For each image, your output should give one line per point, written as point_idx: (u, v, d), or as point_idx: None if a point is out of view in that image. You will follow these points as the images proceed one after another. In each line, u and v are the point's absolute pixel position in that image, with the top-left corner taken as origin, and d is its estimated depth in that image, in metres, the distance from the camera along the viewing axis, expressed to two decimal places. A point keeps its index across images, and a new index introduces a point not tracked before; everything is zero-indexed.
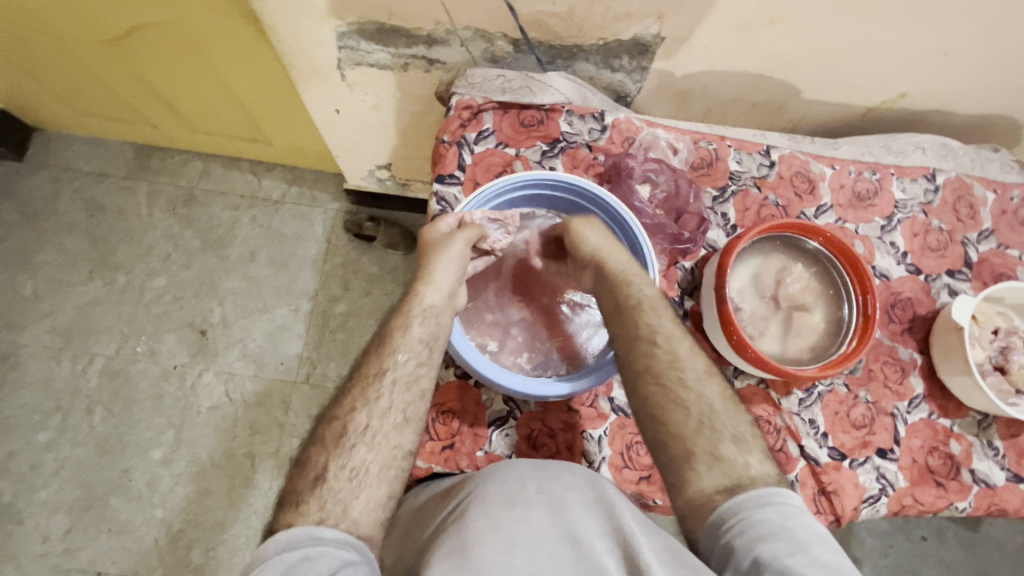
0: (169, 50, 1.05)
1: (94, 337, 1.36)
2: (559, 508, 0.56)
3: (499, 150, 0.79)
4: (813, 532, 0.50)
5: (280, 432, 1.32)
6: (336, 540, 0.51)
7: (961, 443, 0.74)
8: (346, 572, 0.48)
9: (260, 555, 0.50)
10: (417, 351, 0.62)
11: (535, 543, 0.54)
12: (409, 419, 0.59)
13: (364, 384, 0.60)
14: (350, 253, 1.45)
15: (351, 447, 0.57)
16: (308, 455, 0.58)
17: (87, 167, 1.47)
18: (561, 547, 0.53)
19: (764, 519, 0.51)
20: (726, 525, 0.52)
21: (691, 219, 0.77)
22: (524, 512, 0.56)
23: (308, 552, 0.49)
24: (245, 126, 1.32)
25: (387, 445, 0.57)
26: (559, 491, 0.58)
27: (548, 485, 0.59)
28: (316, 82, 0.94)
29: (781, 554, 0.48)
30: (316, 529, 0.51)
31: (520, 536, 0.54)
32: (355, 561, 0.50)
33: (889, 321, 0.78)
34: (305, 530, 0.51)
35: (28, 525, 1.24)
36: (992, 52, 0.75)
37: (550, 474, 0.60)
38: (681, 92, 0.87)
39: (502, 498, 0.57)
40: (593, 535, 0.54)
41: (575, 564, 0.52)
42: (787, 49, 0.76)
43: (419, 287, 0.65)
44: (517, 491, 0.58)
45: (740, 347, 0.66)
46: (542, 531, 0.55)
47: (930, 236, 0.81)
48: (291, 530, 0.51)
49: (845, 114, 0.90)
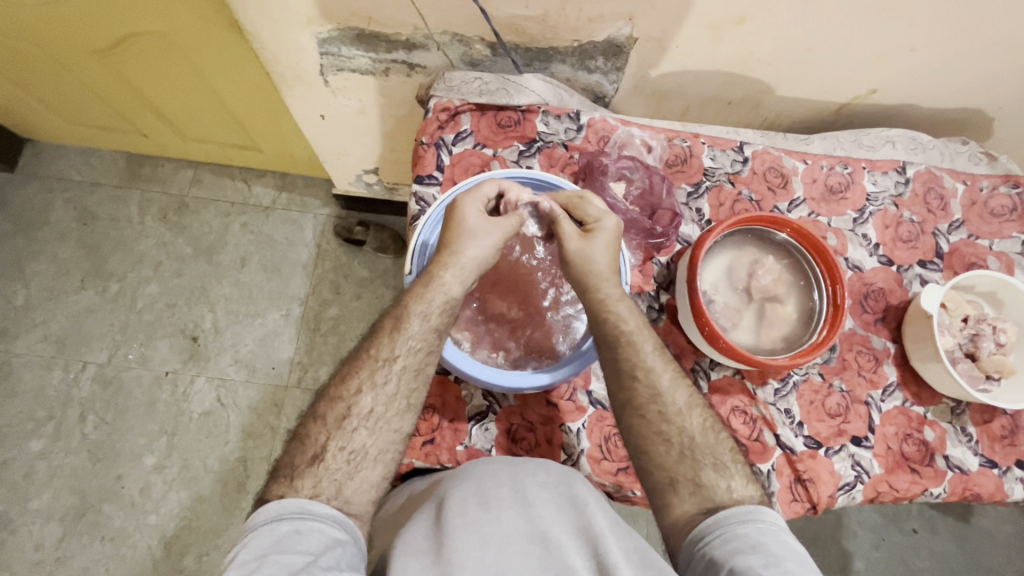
0: (157, 58, 1.06)
1: (87, 345, 1.37)
2: (532, 506, 0.58)
3: (477, 150, 0.81)
4: (789, 549, 0.52)
5: (272, 436, 1.33)
6: (326, 516, 0.54)
7: (935, 429, 0.75)
8: (334, 551, 0.51)
9: (252, 524, 0.53)
10: (429, 339, 0.63)
11: (508, 541, 0.54)
12: (413, 405, 0.62)
13: (372, 367, 0.62)
14: (340, 258, 1.47)
15: (353, 429, 0.60)
16: (307, 429, 0.61)
17: (79, 177, 1.49)
18: (531, 545, 0.54)
19: (743, 534, 0.53)
20: (706, 539, 0.54)
21: (665, 214, 0.78)
22: (497, 510, 0.57)
23: (299, 525, 0.53)
24: (234, 133, 1.33)
25: (388, 429, 0.61)
26: (533, 490, 0.60)
27: (522, 483, 0.60)
28: (300, 88, 0.95)
29: (754, 565, 0.50)
30: (309, 503, 0.54)
31: (493, 534, 0.55)
32: (343, 541, 0.53)
33: (863, 311, 0.79)
34: (298, 502, 0.54)
35: (22, 533, 1.24)
36: (956, 47, 0.76)
37: (524, 472, 0.62)
38: (657, 92, 0.89)
39: (476, 497, 0.58)
40: (563, 533, 0.56)
41: (544, 561, 0.53)
42: (757, 47, 0.78)
43: (439, 272, 0.65)
44: (491, 490, 0.59)
45: (712, 337, 0.68)
46: (514, 528, 0.55)
47: (901, 227, 0.83)
48: (284, 500, 0.54)
49: (819, 111, 0.92)
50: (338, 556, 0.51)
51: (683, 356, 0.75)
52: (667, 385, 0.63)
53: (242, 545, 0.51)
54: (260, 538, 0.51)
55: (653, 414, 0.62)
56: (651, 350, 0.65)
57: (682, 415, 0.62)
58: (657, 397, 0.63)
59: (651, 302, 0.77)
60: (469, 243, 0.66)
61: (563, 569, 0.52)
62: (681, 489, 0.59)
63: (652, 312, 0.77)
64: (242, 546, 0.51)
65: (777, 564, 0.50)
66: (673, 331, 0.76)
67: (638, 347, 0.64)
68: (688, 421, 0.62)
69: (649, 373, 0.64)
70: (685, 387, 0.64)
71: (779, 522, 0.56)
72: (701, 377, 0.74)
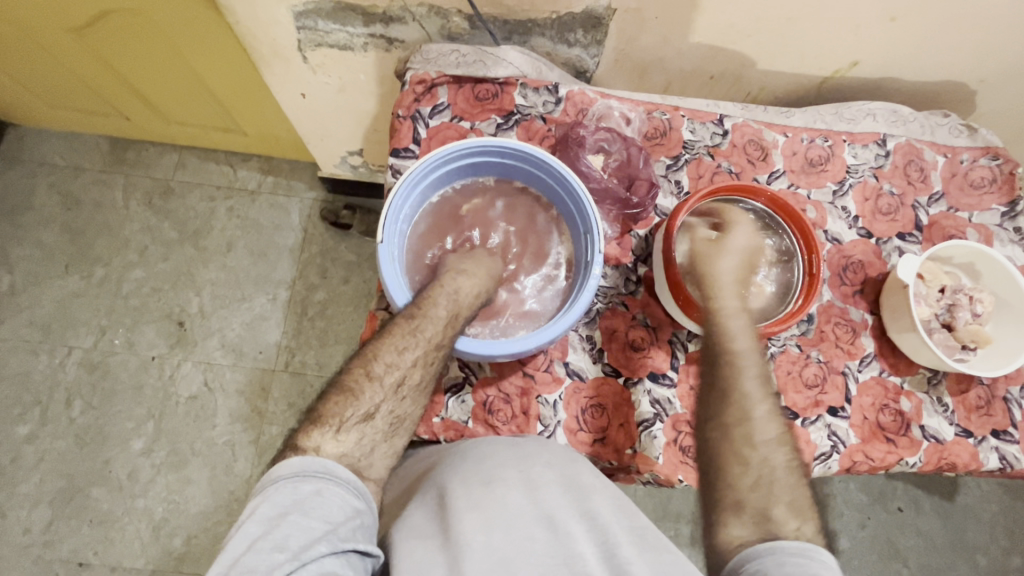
0: (135, 36, 1.04)
1: (72, 330, 1.36)
2: (537, 489, 0.58)
3: (454, 124, 0.80)
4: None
5: (260, 420, 1.33)
6: (347, 483, 0.54)
7: (911, 400, 0.76)
8: (352, 523, 0.52)
9: (270, 478, 0.53)
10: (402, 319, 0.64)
11: (513, 522, 0.55)
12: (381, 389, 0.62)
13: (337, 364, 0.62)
14: (327, 242, 1.46)
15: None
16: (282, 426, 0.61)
17: (62, 162, 1.47)
18: (537, 528, 0.55)
19: (800, 563, 0.52)
20: (758, 560, 0.53)
21: (642, 184, 0.77)
22: (501, 491, 0.57)
23: (322, 486, 0.52)
24: (217, 115, 1.32)
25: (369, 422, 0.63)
26: (538, 471, 0.60)
27: (526, 463, 0.61)
28: (278, 64, 0.94)
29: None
30: (333, 465, 0.54)
31: (498, 516, 0.55)
32: (359, 511, 0.54)
33: (841, 283, 0.79)
34: (322, 462, 0.54)
35: (10, 517, 1.24)
36: (935, 17, 0.76)
37: (527, 454, 0.62)
38: (638, 66, 0.88)
39: (477, 477, 0.58)
40: (569, 517, 0.57)
41: (551, 546, 0.54)
42: (736, 19, 0.77)
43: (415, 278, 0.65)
44: (494, 471, 0.59)
45: (688, 305, 0.69)
46: (520, 510, 0.56)
47: (881, 200, 0.83)
48: (307, 457, 0.54)
49: (801, 85, 0.91)
50: (355, 528, 0.52)
51: (660, 329, 0.75)
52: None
53: (262, 498, 0.51)
54: (281, 495, 0.51)
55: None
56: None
57: None
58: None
59: (628, 275, 0.77)
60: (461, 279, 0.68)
61: (571, 556, 0.53)
62: None
63: (629, 285, 0.77)
64: (263, 501, 0.51)
65: None
66: (651, 304, 0.76)
67: None
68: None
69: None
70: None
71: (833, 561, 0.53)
72: (678, 350, 0.74)
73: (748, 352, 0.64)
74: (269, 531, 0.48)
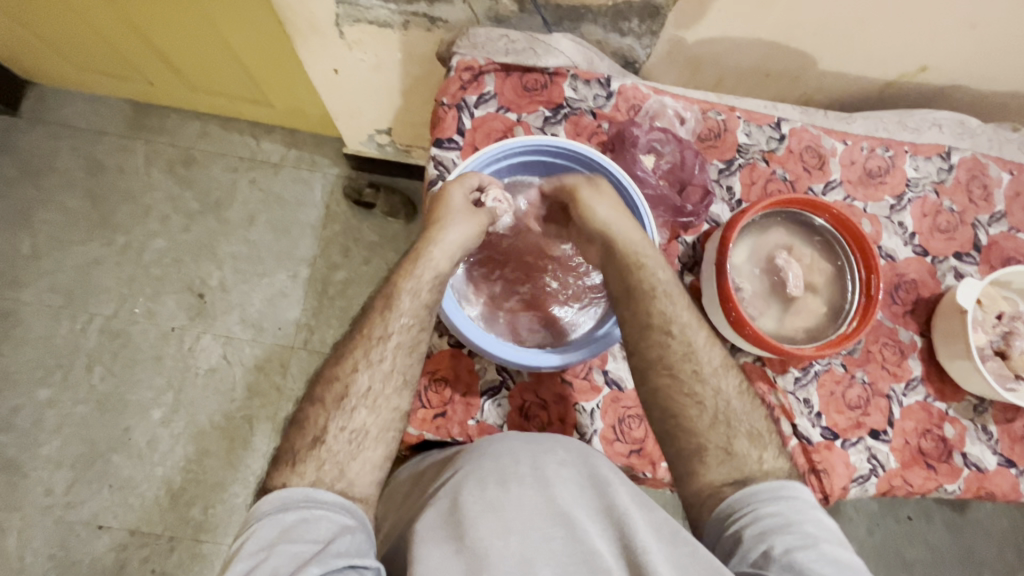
0: (164, 1, 0.99)
1: (94, 297, 1.36)
2: (552, 485, 0.53)
3: (500, 115, 0.77)
4: (820, 526, 0.51)
5: (278, 396, 1.33)
6: (333, 504, 0.51)
7: (956, 426, 0.74)
8: (343, 537, 0.49)
9: (255, 514, 0.51)
10: (421, 315, 0.61)
11: (529, 524, 0.50)
12: (410, 382, 0.60)
13: (366, 346, 0.59)
14: (349, 221, 1.43)
15: (352, 409, 0.56)
16: (307, 413, 0.57)
17: (84, 124, 1.44)
18: (553, 526, 0.50)
19: (774, 510, 0.52)
20: (735, 516, 0.53)
21: (695, 191, 0.75)
22: (517, 490, 0.52)
23: (306, 513, 0.50)
24: (242, 84, 1.27)
25: (388, 407, 0.58)
26: (552, 468, 0.55)
27: (541, 460, 0.55)
28: (314, 39, 0.87)
29: (790, 547, 0.49)
30: (315, 490, 0.52)
31: (515, 520, 0.50)
32: (351, 528, 0.50)
33: (892, 302, 0.77)
34: (303, 491, 0.51)
35: (32, 479, 1.25)
36: (1021, 24, 0.71)
37: (543, 449, 0.57)
38: (692, 59, 0.82)
39: (494, 476, 0.54)
40: (586, 516, 0.52)
41: (570, 545, 0.49)
42: (806, 15, 0.71)
43: (429, 248, 0.64)
44: (509, 467, 0.55)
45: (738, 323, 0.66)
46: (534, 506, 0.51)
47: (940, 217, 0.80)
48: (288, 489, 0.52)
49: (862, 88, 0.86)
50: (348, 543, 0.49)
51: None
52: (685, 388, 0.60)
53: (249, 535, 0.48)
54: (266, 529, 0.48)
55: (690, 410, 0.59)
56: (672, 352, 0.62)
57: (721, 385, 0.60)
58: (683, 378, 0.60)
59: None
60: (452, 226, 0.65)
61: (588, 554, 0.49)
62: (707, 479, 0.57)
63: None
64: (250, 537, 0.48)
65: (811, 543, 0.49)
66: None
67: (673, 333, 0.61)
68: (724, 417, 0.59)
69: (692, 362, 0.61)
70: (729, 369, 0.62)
71: (809, 499, 0.54)
72: None
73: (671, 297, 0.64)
74: (257, 566, 0.46)
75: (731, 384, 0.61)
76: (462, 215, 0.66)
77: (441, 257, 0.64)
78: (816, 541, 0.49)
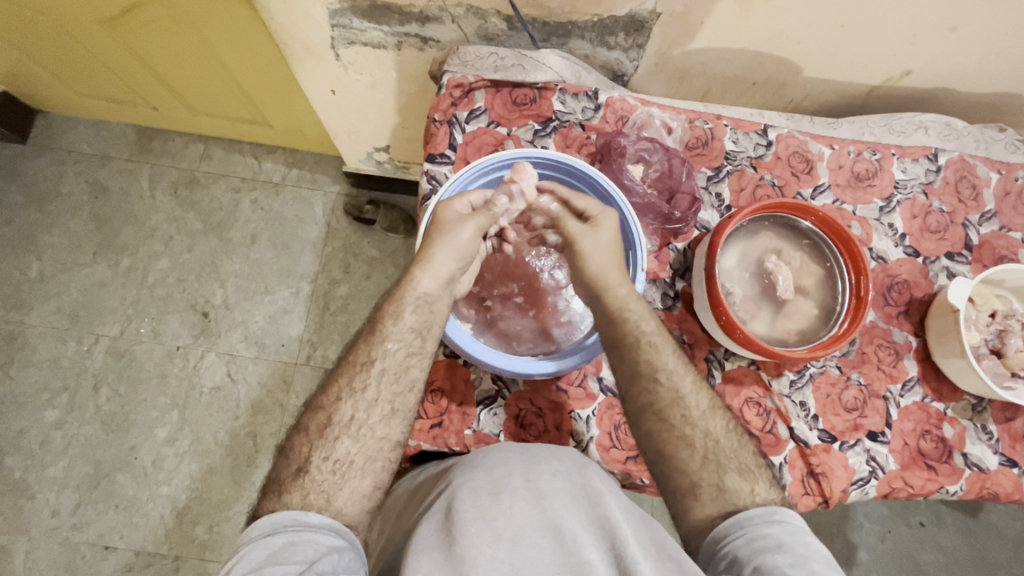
0: (166, 28, 1.02)
1: (100, 319, 1.38)
2: (545, 498, 0.53)
3: (490, 129, 0.79)
4: (813, 549, 0.51)
5: (281, 412, 1.33)
6: (321, 526, 0.52)
7: (955, 427, 0.74)
8: (330, 558, 0.49)
9: (244, 539, 0.51)
10: (408, 340, 0.61)
11: (520, 534, 0.50)
12: (398, 410, 0.59)
13: (351, 373, 0.60)
14: (350, 237, 1.45)
15: (335, 438, 0.57)
16: (293, 444, 0.58)
17: (91, 150, 1.48)
18: (545, 537, 0.50)
19: (767, 532, 0.52)
20: (726, 538, 0.53)
21: (683, 199, 0.76)
22: (510, 503, 0.52)
23: (293, 536, 0.51)
24: (243, 107, 1.31)
25: (373, 436, 0.58)
26: (546, 480, 0.55)
27: (534, 471, 0.56)
28: (310, 61, 0.89)
29: (781, 564, 0.49)
30: (302, 513, 0.52)
31: (506, 528, 0.50)
32: (339, 547, 0.51)
33: (885, 303, 0.77)
34: (291, 515, 0.52)
35: (38, 500, 1.26)
36: (999, 28, 0.72)
37: (536, 460, 0.58)
38: (679, 71, 0.84)
39: (487, 487, 0.54)
40: (576, 525, 0.52)
41: (559, 555, 0.49)
42: (788, 24, 0.72)
43: (413, 272, 0.63)
44: (503, 480, 0.55)
45: (729, 327, 0.67)
46: (527, 519, 0.51)
47: (930, 217, 0.80)
48: (275, 514, 0.52)
49: (848, 94, 0.87)
50: (334, 563, 0.49)
51: (697, 345, 0.74)
52: (674, 396, 0.61)
53: (237, 559, 0.49)
54: (255, 552, 0.49)
55: (676, 416, 0.60)
56: (660, 355, 0.62)
57: (706, 417, 0.60)
58: (676, 392, 0.61)
59: (666, 289, 0.76)
60: (446, 242, 0.64)
61: (578, 565, 0.48)
62: (699, 490, 0.57)
63: (666, 300, 0.75)
64: (236, 563, 0.49)
65: (805, 564, 0.49)
66: (688, 320, 0.75)
67: (650, 349, 0.62)
68: (711, 424, 0.60)
69: (670, 376, 0.61)
70: (696, 392, 0.62)
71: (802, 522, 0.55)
72: (715, 367, 0.73)
73: (653, 330, 0.64)
74: None
75: (718, 426, 0.60)
76: (451, 227, 0.65)
77: (444, 267, 0.64)
78: (808, 562, 0.49)
